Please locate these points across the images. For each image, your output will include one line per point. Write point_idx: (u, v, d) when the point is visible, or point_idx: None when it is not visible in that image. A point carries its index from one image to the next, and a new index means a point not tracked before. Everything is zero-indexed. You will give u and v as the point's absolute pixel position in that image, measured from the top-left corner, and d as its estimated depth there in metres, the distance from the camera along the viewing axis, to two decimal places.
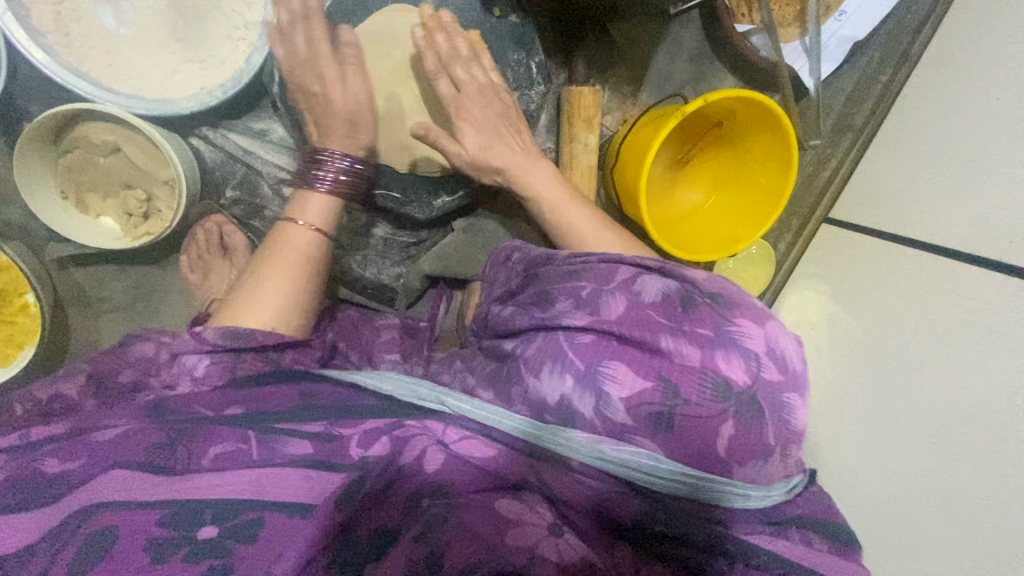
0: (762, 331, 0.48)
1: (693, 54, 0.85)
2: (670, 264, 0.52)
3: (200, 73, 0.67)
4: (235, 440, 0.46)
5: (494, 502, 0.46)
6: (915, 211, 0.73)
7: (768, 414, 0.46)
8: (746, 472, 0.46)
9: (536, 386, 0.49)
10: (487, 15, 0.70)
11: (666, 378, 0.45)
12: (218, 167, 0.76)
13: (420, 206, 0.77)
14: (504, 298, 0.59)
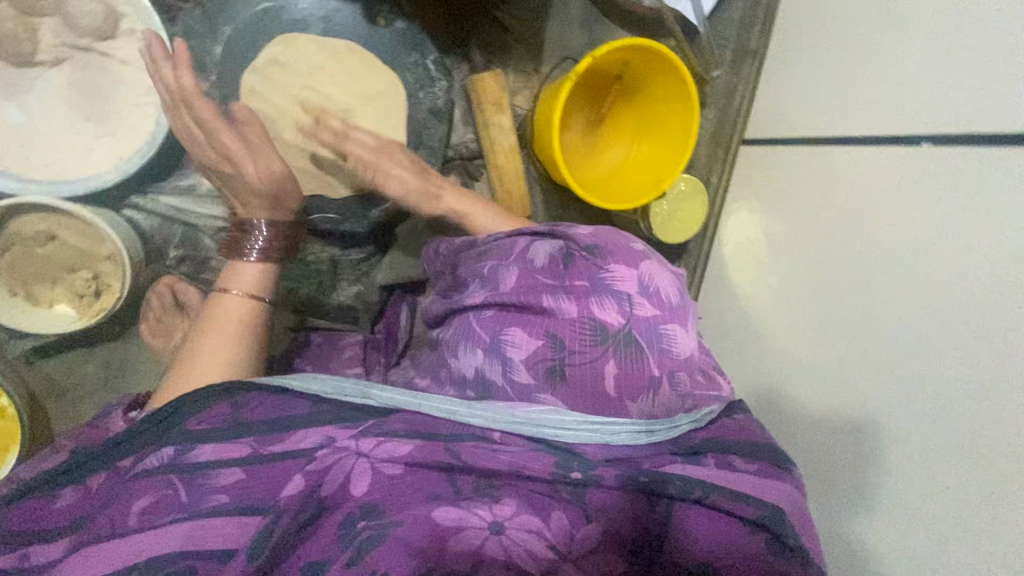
0: (635, 273, 0.53)
1: (583, 18, 0.88)
2: (559, 226, 0.57)
3: (114, 145, 0.70)
4: (160, 487, 0.44)
5: (432, 512, 0.44)
6: (819, 115, 0.76)
7: (649, 348, 0.51)
8: (641, 406, 0.50)
9: (457, 365, 0.54)
10: (373, 27, 0.72)
11: (553, 334, 0.50)
12: (156, 231, 0.78)
13: (358, 220, 0.79)
14: (436, 296, 0.63)
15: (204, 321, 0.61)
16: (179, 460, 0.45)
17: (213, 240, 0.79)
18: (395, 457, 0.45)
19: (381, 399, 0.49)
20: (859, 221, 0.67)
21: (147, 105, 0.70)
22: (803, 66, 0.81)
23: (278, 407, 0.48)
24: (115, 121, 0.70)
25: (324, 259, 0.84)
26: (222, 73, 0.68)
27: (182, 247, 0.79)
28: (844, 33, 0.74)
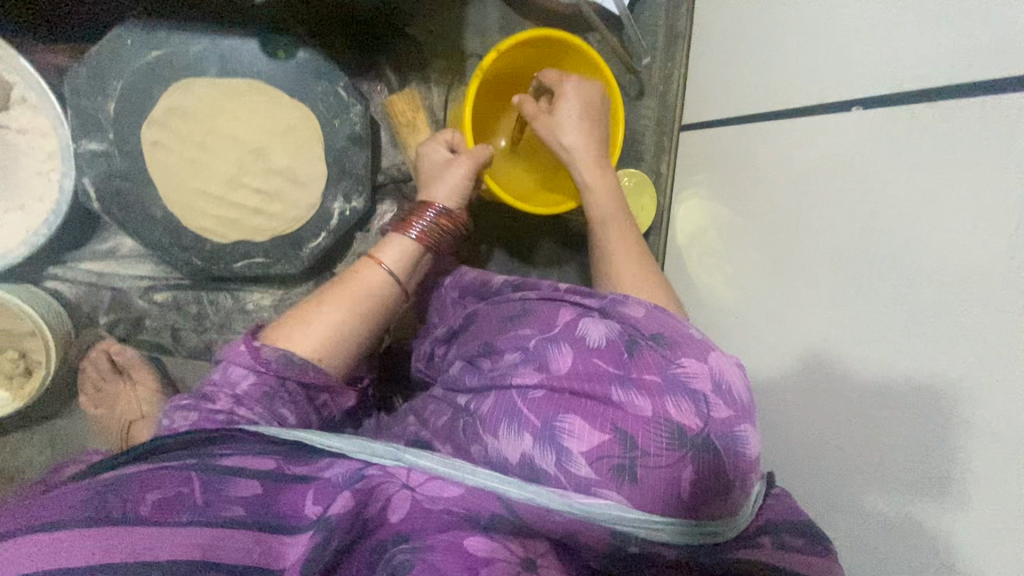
0: (707, 366, 0.48)
1: (501, 23, 0.84)
2: (612, 304, 0.53)
3: (22, 218, 0.67)
4: (175, 484, 0.41)
5: (462, 540, 0.41)
6: (755, 90, 0.71)
7: (724, 453, 0.45)
8: (713, 509, 0.45)
9: (497, 446, 0.47)
10: (274, 61, 0.69)
11: (620, 429, 0.44)
12: (83, 300, 0.75)
13: (289, 261, 0.75)
14: (463, 362, 0.58)
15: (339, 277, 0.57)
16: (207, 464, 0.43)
17: (145, 300, 0.76)
18: (443, 491, 0.44)
19: (422, 464, 0.46)
20: (804, 186, 0.62)
21: (50, 172, 0.67)
22: (732, 38, 0.77)
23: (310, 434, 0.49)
24: (18, 193, 0.68)
25: (265, 308, 0.79)
26: (120, 128, 0.65)
27: (112, 311, 0.76)
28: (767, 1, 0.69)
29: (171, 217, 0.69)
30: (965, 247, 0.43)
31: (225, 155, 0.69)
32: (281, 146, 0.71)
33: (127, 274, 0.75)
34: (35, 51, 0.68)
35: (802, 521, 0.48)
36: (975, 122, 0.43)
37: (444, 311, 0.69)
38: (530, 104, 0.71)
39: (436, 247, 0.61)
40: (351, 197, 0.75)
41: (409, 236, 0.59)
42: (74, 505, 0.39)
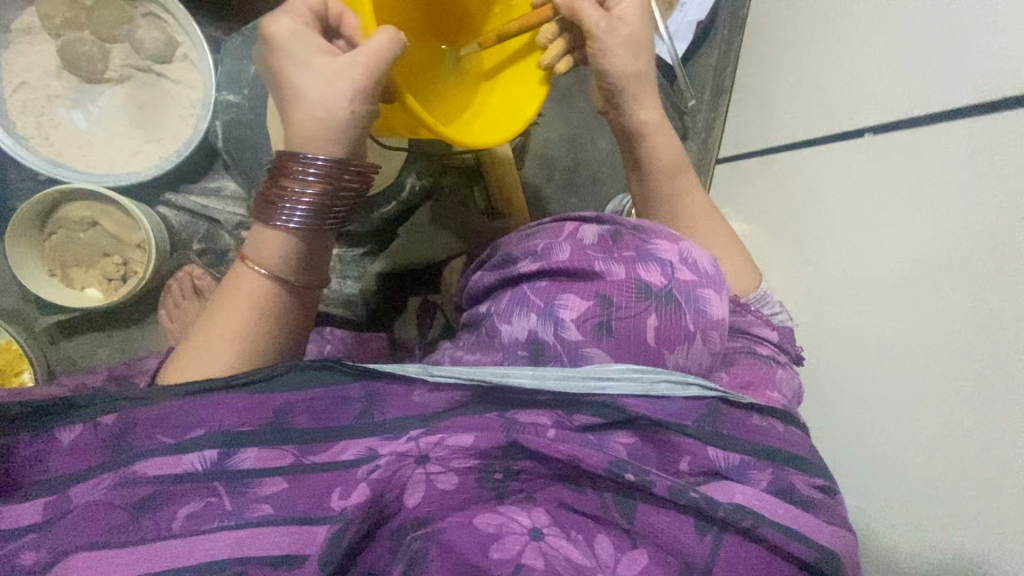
0: (675, 247, 0.58)
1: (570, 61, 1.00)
2: (606, 214, 0.63)
3: (158, 148, 0.82)
4: (203, 495, 0.44)
5: (473, 518, 0.45)
6: (780, 132, 0.84)
7: (685, 307, 0.55)
8: (677, 356, 0.55)
9: (510, 330, 0.57)
10: None
11: (601, 292, 0.54)
12: (183, 227, 0.87)
13: (361, 220, 0.88)
14: (484, 271, 0.66)
15: (225, 293, 0.54)
16: (223, 467, 0.46)
17: (233, 237, 0.88)
18: (459, 451, 0.47)
19: (443, 374, 0.52)
20: (828, 204, 0.72)
21: (189, 115, 0.82)
22: (769, 85, 0.89)
23: (324, 413, 0.49)
24: (161, 128, 0.83)
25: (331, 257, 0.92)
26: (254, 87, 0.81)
27: (204, 241, 0.88)
28: (794, 62, 0.83)
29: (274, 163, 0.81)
30: (972, 255, 0.53)
31: None
32: None
33: (223, 210, 0.87)
34: (201, 23, 0.86)
35: (806, 458, 0.53)
36: (978, 151, 0.54)
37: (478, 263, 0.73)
38: (595, 8, 0.63)
39: (332, 204, 0.52)
40: (421, 174, 0.89)
41: (292, 222, 0.51)
42: (110, 520, 0.42)
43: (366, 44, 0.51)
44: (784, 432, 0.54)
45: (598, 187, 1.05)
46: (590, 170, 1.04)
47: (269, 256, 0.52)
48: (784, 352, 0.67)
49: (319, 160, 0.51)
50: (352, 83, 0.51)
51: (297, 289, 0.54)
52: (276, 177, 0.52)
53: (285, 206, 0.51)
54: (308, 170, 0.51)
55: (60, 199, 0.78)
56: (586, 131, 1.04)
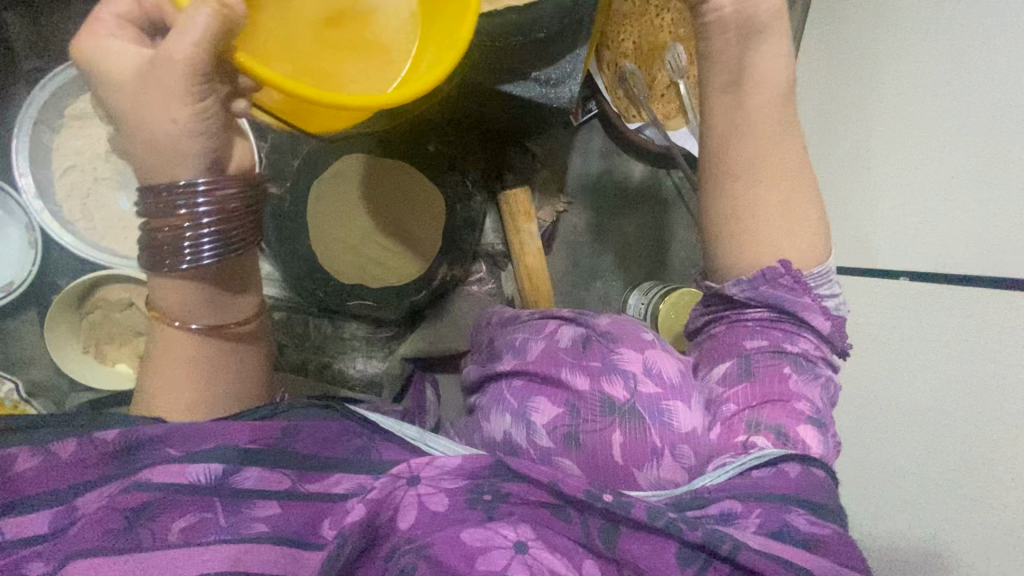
0: (640, 356, 0.57)
1: (601, 150, 1.03)
2: (584, 314, 0.64)
3: None
4: (200, 509, 0.47)
5: (461, 534, 0.48)
6: (884, 214, 0.79)
7: (650, 419, 0.53)
8: (646, 475, 0.52)
9: (487, 429, 0.57)
10: (423, 152, 0.89)
11: (571, 403, 0.54)
12: None
13: (390, 308, 0.90)
14: (476, 365, 0.68)
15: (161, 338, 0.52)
16: (223, 486, 0.49)
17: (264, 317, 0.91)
18: (448, 472, 0.50)
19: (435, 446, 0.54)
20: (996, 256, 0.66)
21: None
22: (847, 171, 0.85)
23: (323, 443, 0.54)
24: None
25: (357, 337, 0.93)
26: (297, 180, 0.84)
27: None
28: (877, 139, 0.80)
29: (311, 255, 0.84)
30: None
31: (361, 211, 0.84)
32: (421, 217, 0.87)
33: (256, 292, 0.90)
34: None
35: (800, 495, 0.51)
36: None
37: (483, 342, 0.77)
38: None
39: (236, 224, 0.46)
40: (453, 265, 0.92)
41: (205, 256, 0.44)
42: (109, 529, 0.45)
43: (179, 32, 0.40)
44: (796, 475, 0.53)
45: (622, 271, 1.06)
46: (615, 255, 1.05)
47: (185, 306, 0.49)
48: (831, 347, 0.63)
49: (202, 184, 0.44)
50: (170, 91, 0.41)
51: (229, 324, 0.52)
52: (155, 217, 0.44)
53: (182, 243, 0.44)
54: (191, 199, 0.44)
55: (98, 283, 0.80)
56: (614, 217, 1.05)
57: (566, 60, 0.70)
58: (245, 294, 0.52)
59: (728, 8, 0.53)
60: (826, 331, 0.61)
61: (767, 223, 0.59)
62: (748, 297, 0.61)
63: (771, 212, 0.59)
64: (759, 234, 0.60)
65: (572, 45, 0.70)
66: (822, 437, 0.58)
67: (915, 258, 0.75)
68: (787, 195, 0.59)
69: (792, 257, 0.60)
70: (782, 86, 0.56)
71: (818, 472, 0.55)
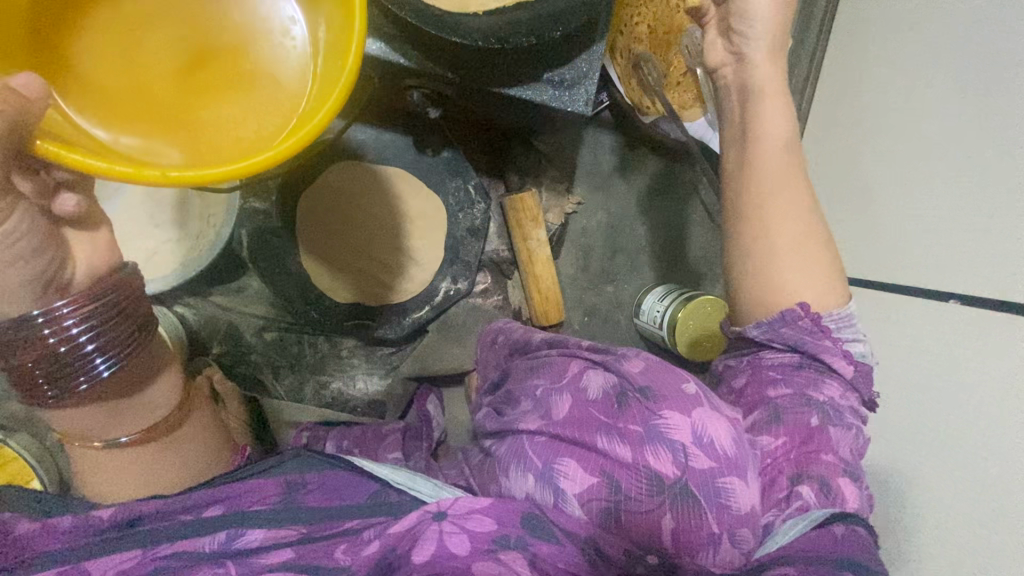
0: (687, 420, 0.49)
1: (613, 145, 0.95)
2: (613, 357, 0.56)
3: (176, 249, 0.77)
4: (209, 568, 0.43)
5: (472, 565, 0.44)
6: (922, 225, 0.73)
7: (706, 503, 0.47)
8: (701, 560, 0.47)
9: (507, 485, 0.51)
10: (421, 154, 0.81)
11: (609, 474, 0.48)
12: (202, 327, 0.83)
13: (391, 326, 0.83)
14: (489, 407, 0.63)
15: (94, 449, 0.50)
16: (229, 549, 0.45)
17: (255, 337, 0.85)
18: (475, 511, 0.47)
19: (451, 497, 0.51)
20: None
21: (210, 217, 0.77)
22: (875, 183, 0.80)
23: (334, 491, 0.52)
24: (179, 227, 0.77)
25: (356, 354, 0.87)
26: (284, 192, 0.77)
27: (224, 343, 0.84)
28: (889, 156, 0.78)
29: (303, 272, 0.78)
30: None
31: (358, 227, 0.80)
32: (412, 230, 0.81)
33: (246, 311, 0.84)
34: None
35: (852, 555, 0.46)
36: None
37: (497, 367, 0.72)
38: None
39: (115, 332, 0.45)
40: (458, 278, 0.84)
41: (101, 372, 0.45)
42: None
43: None
44: (844, 536, 0.47)
45: (635, 274, 1.00)
46: (628, 258, 0.99)
47: (95, 424, 0.48)
48: (857, 395, 0.56)
49: (62, 307, 0.42)
50: None
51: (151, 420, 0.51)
52: (13, 356, 0.42)
53: (70, 367, 0.43)
54: (65, 332, 0.43)
55: None
56: (626, 218, 0.98)
57: (582, 58, 0.64)
58: (151, 386, 0.50)
59: (731, 76, 0.57)
60: (850, 376, 0.55)
61: (782, 266, 0.55)
62: (769, 339, 0.55)
63: (783, 253, 0.55)
64: (780, 275, 0.55)
65: (589, 42, 0.63)
66: (858, 490, 0.51)
67: (912, 269, 0.74)
68: (796, 239, 0.55)
69: (812, 300, 0.55)
70: (783, 137, 0.55)
71: (863, 530, 0.48)
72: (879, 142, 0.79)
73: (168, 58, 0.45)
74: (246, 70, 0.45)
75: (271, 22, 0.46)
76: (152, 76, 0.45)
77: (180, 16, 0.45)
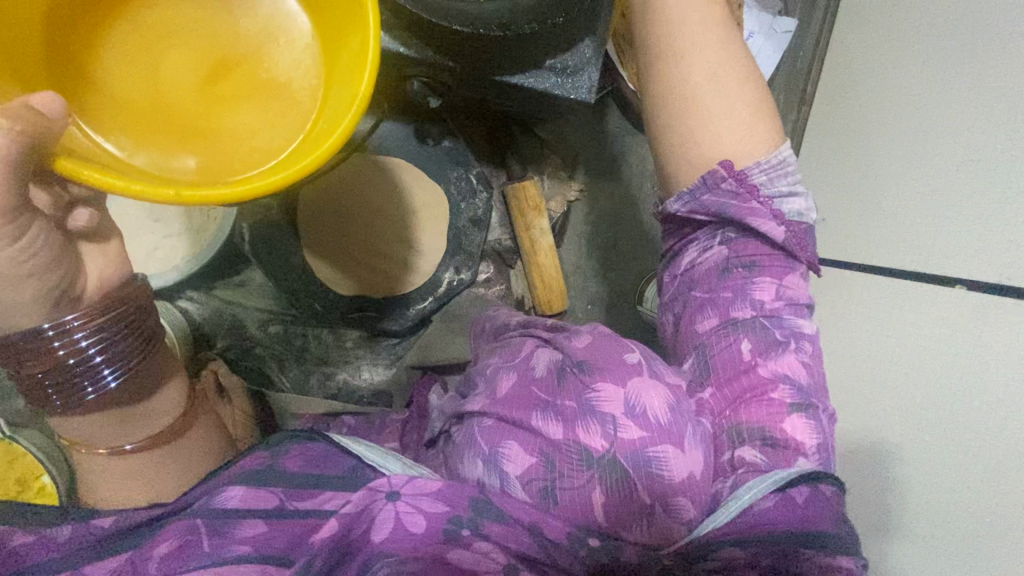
0: (620, 390, 0.51)
1: (615, 131, 0.94)
2: (561, 336, 0.58)
3: (177, 244, 0.76)
4: (182, 533, 0.44)
5: (446, 554, 0.45)
6: (903, 199, 0.76)
7: (635, 473, 0.47)
8: (638, 534, 0.47)
9: (461, 470, 0.52)
10: (423, 145, 0.80)
11: (546, 453, 0.49)
12: (206, 321, 0.84)
13: (396, 318, 0.83)
14: (456, 394, 0.64)
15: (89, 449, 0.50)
16: (206, 507, 0.46)
17: (259, 329, 0.86)
18: (426, 493, 0.46)
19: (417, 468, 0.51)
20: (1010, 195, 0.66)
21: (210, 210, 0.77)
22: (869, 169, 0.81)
23: (315, 463, 0.51)
24: (180, 222, 0.77)
25: (359, 344, 0.87)
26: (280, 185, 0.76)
27: (228, 336, 0.85)
28: (876, 132, 0.80)
29: (305, 265, 0.78)
30: None
31: (359, 219, 0.79)
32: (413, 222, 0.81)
33: (248, 304, 0.85)
34: None
35: (825, 531, 0.47)
36: None
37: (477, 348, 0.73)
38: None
39: (123, 344, 0.45)
40: (461, 269, 0.84)
41: (107, 384, 0.44)
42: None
43: None
44: (808, 497, 0.47)
45: (635, 261, 0.99)
46: (630, 245, 0.99)
47: (96, 429, 0.48)
48: (794, 260, 0.56)
49: (71, 321, 0.42)
50: None
51: (154, 424, 0.51)
52: (25, 365, 0.42)
53: (75, 377, 0.43)
54: (73, 341, 0.42)
55: None
56: (629, 205, 0.97)
57: (584, 45, 0.63)
58: (156, 395, 0.51)
59: None
60: (781, 240, 0.55)
61: (702, 118, 0.56)
62: (691, 211, 0.58)
63: (703, 102, 0.56)
64: (694, 130, 0.56)
65: (592, 27, 0.62)
66: (816, 428, 0.52)
67: (897, 246, 0.76)
68: (712, 74, 0.56)
69: (734, 158, 0.56)
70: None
71: (830, 489, 0.49)
72: (883, 129, 0.79)
73: (185, 72, 0.44)
74: (264, 81, 0.45)
75: (288, 33, 0.45)
76: (169, 91, 0.44)
77: (197, 28, 0.44)
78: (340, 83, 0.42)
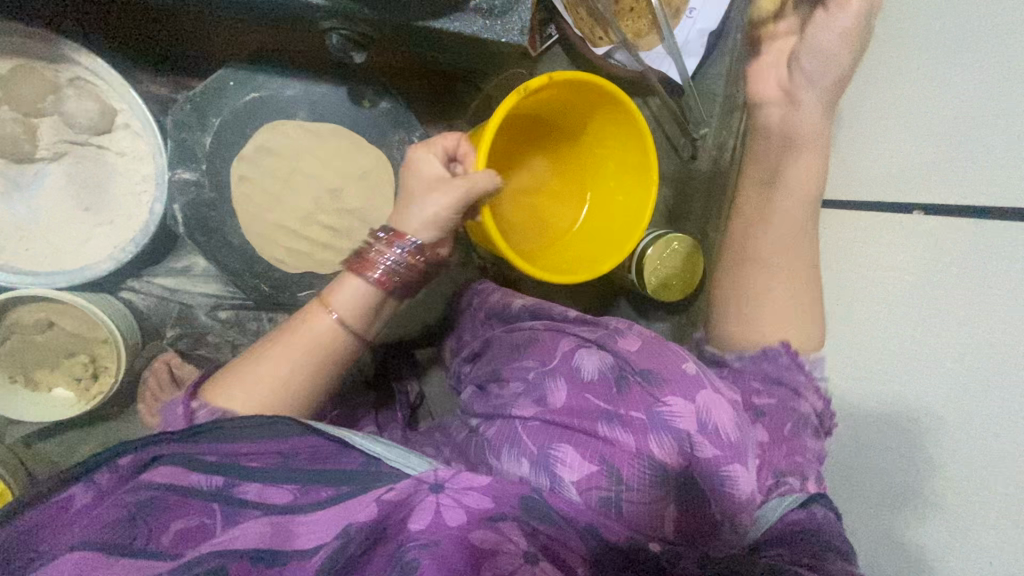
0: (691, 405, 0.49)
1: None
2: (608, 336, 0.56)
3: (110, 233, 0.72)
4: (198, 515, 0.42)
5: (469, 533, 0.43)
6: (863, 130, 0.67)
7: (708, 489, 0.48)
8: (699, 543, 0.47)
9: (499, 467, 0.50)
10: (359, 108, 0.76)
11: (607, 460, 0.47)
12: (153, 311, 0.80)
13: None
14: (474, 385, 0.61)
15: (294, 319, 0.56)
16: (226, 492, 0.44)
17: (210, 317, 0.82)
18: (474, 488, 0.45)
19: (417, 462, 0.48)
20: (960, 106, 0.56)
21: (142, 193, 0.73)
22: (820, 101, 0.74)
23: (322, 458, 0.47)
24: (110, 209, 0.73)
25: None
26: (212, 163, 0.73)
27: (178, 325, 0.81)
28: None
29: (246, 244, 0.74)
30: None
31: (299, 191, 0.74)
32: (355, 187, 0.75)
33: (194, 292, 0.81)
34: (140, 81, 0.76)
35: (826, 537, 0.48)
36: None
37: (473, 332, 0.72)
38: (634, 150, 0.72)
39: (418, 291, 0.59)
40: None
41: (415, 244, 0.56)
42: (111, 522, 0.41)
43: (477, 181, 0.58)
44: (823, 519, 0.50)
45: None
46: None
47: (343, 306, 0.55)
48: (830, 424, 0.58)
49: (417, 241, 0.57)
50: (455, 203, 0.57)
51: (352, 344, 0.56)
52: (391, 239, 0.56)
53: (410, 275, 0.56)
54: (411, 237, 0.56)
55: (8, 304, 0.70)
56: None
57: None
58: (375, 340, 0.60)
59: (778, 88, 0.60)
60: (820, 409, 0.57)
61: (762, 305, 0.59)
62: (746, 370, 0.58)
63: (766, 294, 0.59)
64: (758, 317, 0.59)
65: None
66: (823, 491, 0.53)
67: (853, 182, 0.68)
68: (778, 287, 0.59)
69: (796, 340, 0.58)
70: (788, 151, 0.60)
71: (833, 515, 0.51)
72: None
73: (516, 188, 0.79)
74: (556, 200, 0.81)
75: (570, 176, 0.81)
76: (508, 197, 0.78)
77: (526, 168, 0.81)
78: (605, 212, 0.77)
